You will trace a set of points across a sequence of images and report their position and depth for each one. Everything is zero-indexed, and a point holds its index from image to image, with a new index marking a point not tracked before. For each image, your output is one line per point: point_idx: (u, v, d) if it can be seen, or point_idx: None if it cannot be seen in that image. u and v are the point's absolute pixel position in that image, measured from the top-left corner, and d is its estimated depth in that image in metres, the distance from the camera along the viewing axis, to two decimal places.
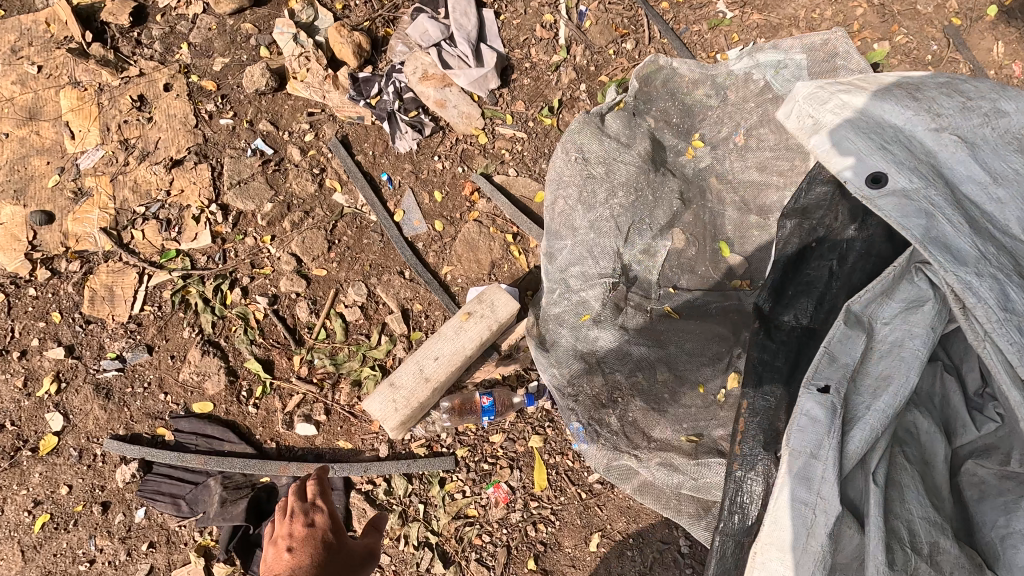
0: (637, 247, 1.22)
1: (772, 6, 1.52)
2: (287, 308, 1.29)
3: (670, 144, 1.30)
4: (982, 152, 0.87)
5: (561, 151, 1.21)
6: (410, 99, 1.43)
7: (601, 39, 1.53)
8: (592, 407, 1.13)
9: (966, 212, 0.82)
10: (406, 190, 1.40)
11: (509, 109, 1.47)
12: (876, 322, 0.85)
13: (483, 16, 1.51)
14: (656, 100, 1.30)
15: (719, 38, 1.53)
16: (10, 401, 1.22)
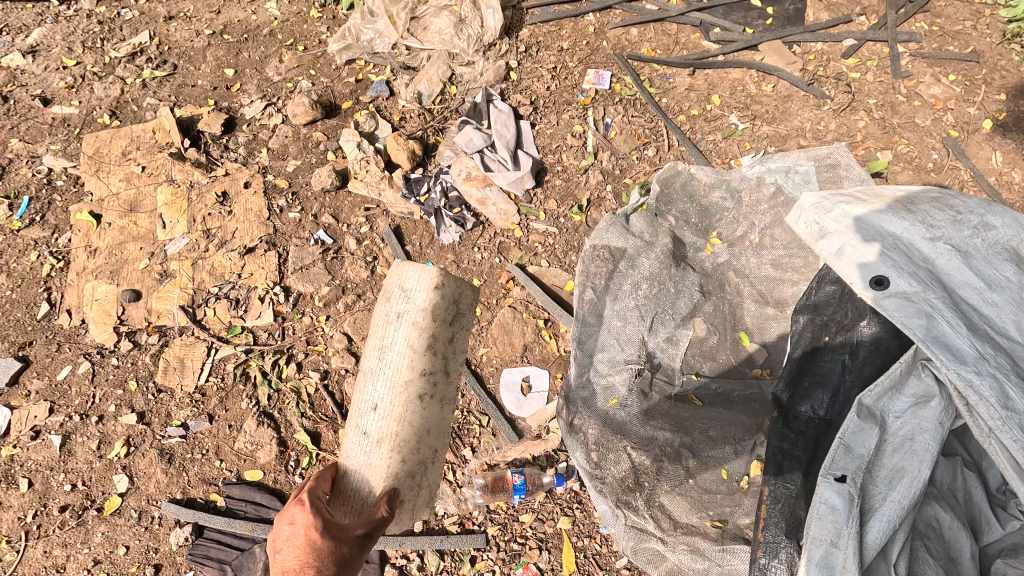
0: (660, 335, 1.33)
1: (780, 121, 1.83)
2: (336, 384, 1.42)
3: (688, 241, 1.45)
4: (972, 260, 0.97)
5: (591, 246, 1.34)
6: (456, 198, 1.64)
7: (624, 146, 1.75)
8: (620, 491, 1.16)
9: (966, 316, 0.90)
10: (448, 276, 1.57)
11: (543, 207, 1.64)
12: (887, 417, 0.90)
13: (521, 127, 1.77)
14: (677, 202, 1.47)
15: (731, 146, 1.79)
16: (84, 463, 1.34)
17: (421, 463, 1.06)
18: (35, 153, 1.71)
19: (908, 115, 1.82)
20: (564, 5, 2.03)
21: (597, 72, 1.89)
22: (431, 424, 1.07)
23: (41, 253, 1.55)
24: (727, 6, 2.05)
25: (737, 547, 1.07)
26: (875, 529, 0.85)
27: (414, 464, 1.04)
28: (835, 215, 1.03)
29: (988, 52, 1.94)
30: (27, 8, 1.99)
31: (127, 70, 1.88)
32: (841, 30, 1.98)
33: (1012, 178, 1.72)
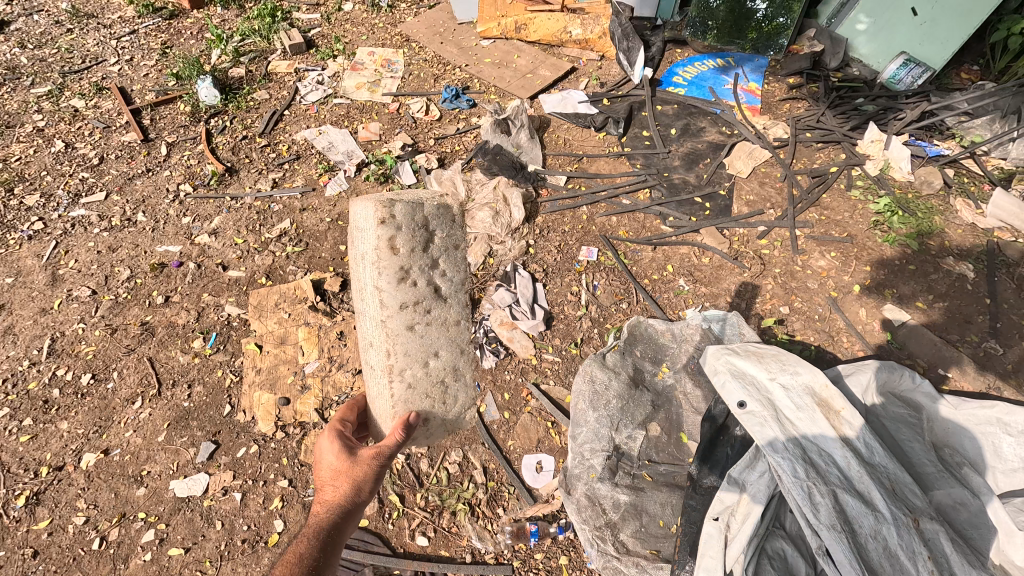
0: (625, 433, 2.04)
1: (713, 283, 2.67)
2: (415, 461, 2.12)
3: (647, 368, 2.25)
4: (792, 391, 1.73)
5: (581, 374, 2.13)
6: (493, 336, 2.46)
7: (606, 301, 2.61)
8: (595, 532, 1.84)
9: (782, 425, 1.67)
10: (487, 391, 2.32)
11: (550, 342, 2.46)
12: (744, 482, 1.63)
13: (536, 288, 2.62)
14: (641, 342, 2.31)
15: (679, 301, 2.62)
16: (254, 511, 2.03)
17: (431, 379, 1.67)
18: (219, 302, 2.61)
19: (803, 280, 2.67)
20: (566, 200, 3.01)
21: (588, 248, 2.79)
22: (426, 348, 1.66)
23: (224, 371, 2.38)
24: (678, 202, 3.03)
25: (665, 567, 1.76)
26: (734, 546, 1.54)
27: (423, 382, 1.66)
28: (721, 361, 1.89)
29: (860, 234, 2.85)
30: (210, 203, 3.04)
31: (276, 245, 2.84)
32: (756, 219, 2.93)
33: (875, 326, 2.50)
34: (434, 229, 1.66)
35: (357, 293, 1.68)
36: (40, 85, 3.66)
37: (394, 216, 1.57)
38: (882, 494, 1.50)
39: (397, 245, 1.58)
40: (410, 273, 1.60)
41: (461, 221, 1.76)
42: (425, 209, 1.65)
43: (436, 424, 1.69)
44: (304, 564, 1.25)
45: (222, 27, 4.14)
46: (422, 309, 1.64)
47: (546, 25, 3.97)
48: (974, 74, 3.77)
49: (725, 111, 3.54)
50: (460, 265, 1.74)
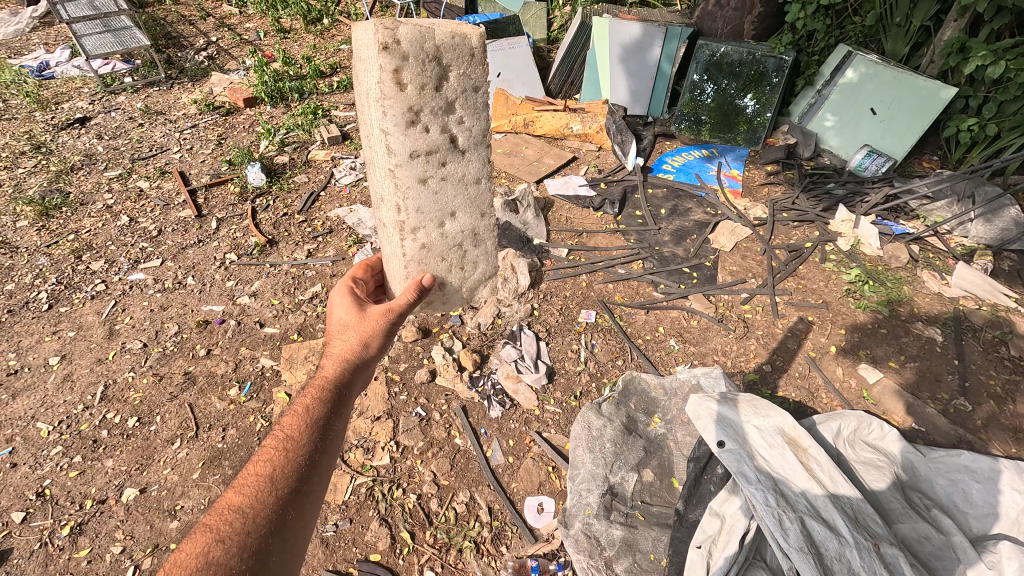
0: (619, 474, 2.25)
1: (701, 343, 2.95)
2: (425, 501, 2.30)
3: (641, 419, 2.46)
4: (765, 432, 2.03)
5: (580, 420, 2.37)
6: (500, 388, 2.70)
7: (604, 358, 2.87)
8: (591, 564, 1.98)
9: (756, 460, 1.93)
10: (493, 438, 2.53)
11: (552, 395, 2.70)
12: (724, 513, 1.86)
13: (540, 345, 2.91)
14: (635, 395, 2.54)
15: (670, 359, 2.87)
16: None
17: (446, 241, 1.86)
18: (255, 355, 2.92)
19: (784, 342, 2.94)
20: (568, 269, 3.37)
21: (587, 311, 3.10)
22: (440, 206, 1.78)
23: (257, 416, 2.64)
24: (668, 272, 3.39)
25: None
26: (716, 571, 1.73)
27: (438, 245, 1.85)
28: (705, 406, 2.10)
29: (835, 301, 3.15)
30: (252, 269, 3.44)
31: (308, 306, 3.20)
32: (738, 288, 3.26)
33: (851, 383, 2.72)
34: (448, 64, 1.55)
35: (367, 131, 1.66)
36: (111, 168, 4.19)
37: (399, 43, 1.42)
38: (844, 522, 1.77)
39: (404, 81, 1.49)
40: (420, 117, 1.58)
41: (482, 54, 1.61)
42: (436, 36, 1.49)
43: (450, 289, 1.99)
44: (311, 417, 1.38)
45: (270, 122, 4.79)
46: (436, 161, 1.69)
47: (551, 122, 4.59)
48: (934, 162, 4.22)
49: (708, 194, 4.01)
50: (479, 112, 1.71)
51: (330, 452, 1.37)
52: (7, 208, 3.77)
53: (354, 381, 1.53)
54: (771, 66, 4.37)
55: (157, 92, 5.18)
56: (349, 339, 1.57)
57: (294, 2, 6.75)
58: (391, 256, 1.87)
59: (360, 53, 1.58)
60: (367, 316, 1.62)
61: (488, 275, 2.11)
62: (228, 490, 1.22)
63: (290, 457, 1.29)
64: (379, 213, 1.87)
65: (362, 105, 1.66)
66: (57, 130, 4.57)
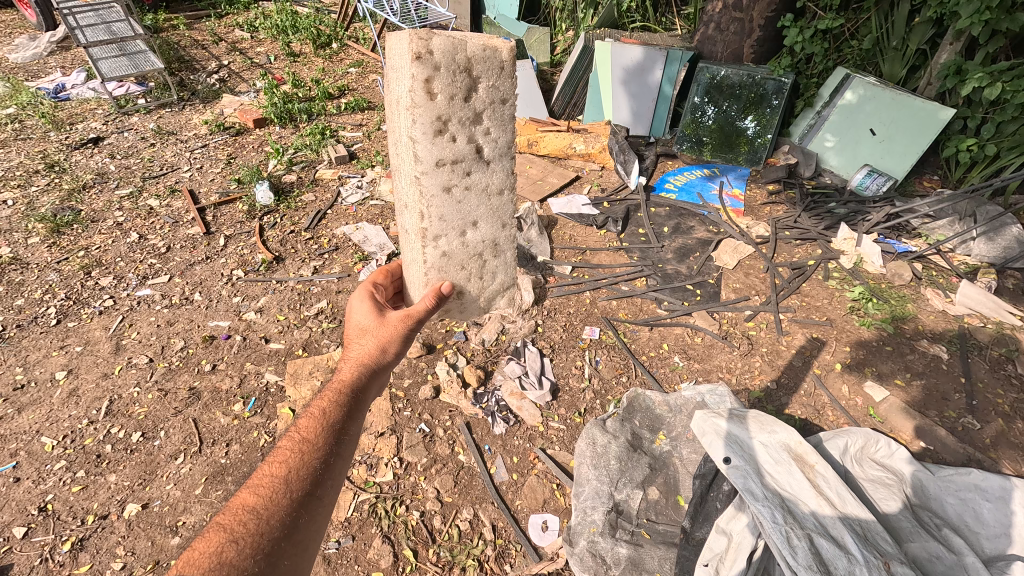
0: (624, 492, 2.23)
1: (705, 359, 2.94)
2: (429, 518, 2.27)
3: (646, 436, 2.44)
4: (771, 448, 2.03)
5: (584, 437, 2.36)
6: (504, 404, 2.69)
7: (608, 374, 2.87)
8: None
9: (762, 476, 1.93)
10: (497, 454, 2.51)
11: (556, 412, 2.69)
12: (731, 530, 1.85)
13: (544, 361, 2.91)
14: (639, 412, 2.53)
15: (675, 375, 2.86)
16: None
17: (467, 250, 1.87)
18: (260, 370, 2.93)
19: (789, 359, 2.94)
20: (572, 286, 3.39)
21: (591, 328, 3.11)
22: (462, 216, 1.80)
23: (260, 431, 2.64)
24: (672, 289, 3.40)
25: None
26: None
27: (459, 254, 1.86)
28: (711, 424, 2.10)
29: (839, 318, 3.15)
30: (258, 285, 3.47)
31: (314, 322, 3.22)
32: (742, 305, 3.27)
33: (857, 401, 2.71)
34: (478, 75, 1.59)
35: (396, 139, 1.71)
36: (122, 187, 4.27)
37: (432, 53, 1.47)
38: (853, 539, 1.76)
39: (435, 89, 1.53)
40: (448, 126, 1.61)
41: (511, 67, 1.64)
42: (468, 48, 1.53)
43: (469, 300, 1.99)
44: (328, 421, 1.44)
45: (279, 142, 4.89)
46: (461, 171, 1.72)
47: (554, 142, 4.65)
48: (935, 182, 4.26)
49: (711, 213, 4.05)
50: (506, 124, 1.74)
51: (343, 456, 1.43)
52: (19, 224, 3.83)
53: (370, 386, 1.59)
54: (771, 88, 4.47)
55: (169, 113, 5.30)
56: (368, 345, 1.65)
57: (304, 27, 6.94)
58: (412, 262, 1.90)
59: (393, 64, 1.62)
60: (386, 323, 1.68)
61: (508, 287, 2.10)
62: (243, 490, 1.27)
63: (306, 460, 1.35)
64: (402, 220, 1.90)
65: (392, 113, 1.71)
66: (70, 150, 4.66)
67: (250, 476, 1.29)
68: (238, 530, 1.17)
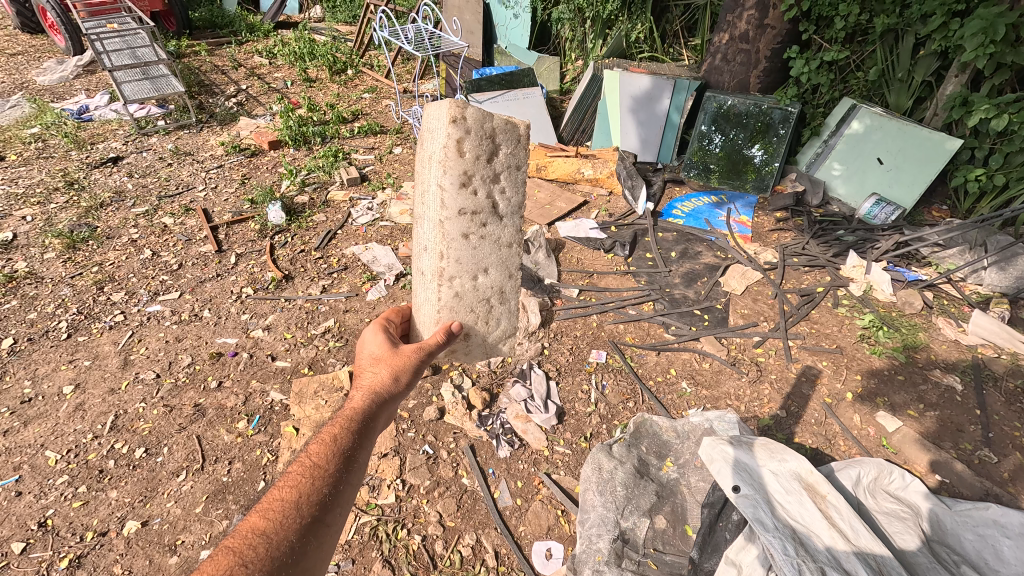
0: (630, 519, 2.19)
1: (713, 385, 2.91)
2: (430, 543, 2.23)
3: (654, 462, 2.40)
4: (781, 476, 2.00)
5: (590, 462, 2.33)
6: (509, 427, 2.66)
7: (614, 399, 2.83)
8: None
9: (772, 506, 1.89)
10: (501, 478, 2.47)
11: (561, 436, 2.66)
12: (740, 561, 1.80)
13: (550, 384, 2.88)
14: (646, 438, 2.49)
15: (682, 402, 2.83)
16: None
17: (477, 294, 1.86)
18: (265, 388, 2.92)
19: (799, 387, 2.89)
20: (579, 309, 3.39)
21: (598, 352, 3.09)
22: (476, 261, 1.82)
23: (263, 450, 2.62)
24: (679, 313, 3.39)
25: None
26: None
27: (470, 296, 1.86)
28: (719, 449, 2.07)
29: (849, 346, 3.12)
30: (267, 303, 3.49)
31: (320, 340, 3.23)
32: (751, 331, 3.25)
33: (869, 431, 2.66)
34: (501, 142, 1.70)
35: (423, 189, 1.80)
36: (138, 205, 4.35)
37: (465, 119, 1.61)
38: (867, 572, 1.70)
39: (464, 149, 1.65)
40: (472, 181, 1.70)
41: (528, 140, 1.76)
42: (494, 119, 1.67)
43: (475, 341, 1.94)
44: (338, 447, 1.43)
45: (293, 163, 4.99)
46: (479, 222, 1.77)
47: (563, 167, 4.72)
48: (944, 212, 4.26)
49: (718, 239, 4.05)
50: (521, 186, 1.80)
51: (351, 484, 1.41)
52: (37, 240, 3.91)
53: (380, 414, 1.58)
54: (777, 117, 4.52)
55: (187, 135, 5.44)
56: (380, 373, 1.64)
57: (321, 54, 7.16)
58: (424, 303, 1.90)
59: (427, 127, 1.76)
60: (399, 353, 1.70)
61: (512, 335, 2.03)
62: (251, 514, 1.25)
63: (316, 485, 1.33)
64: (419, 261, 1.94)
65: (419, 167, 1.81)
66: (90, 168, 4.78)
67: (259, 500, 1.28)
68: (247, 554, 1.15)
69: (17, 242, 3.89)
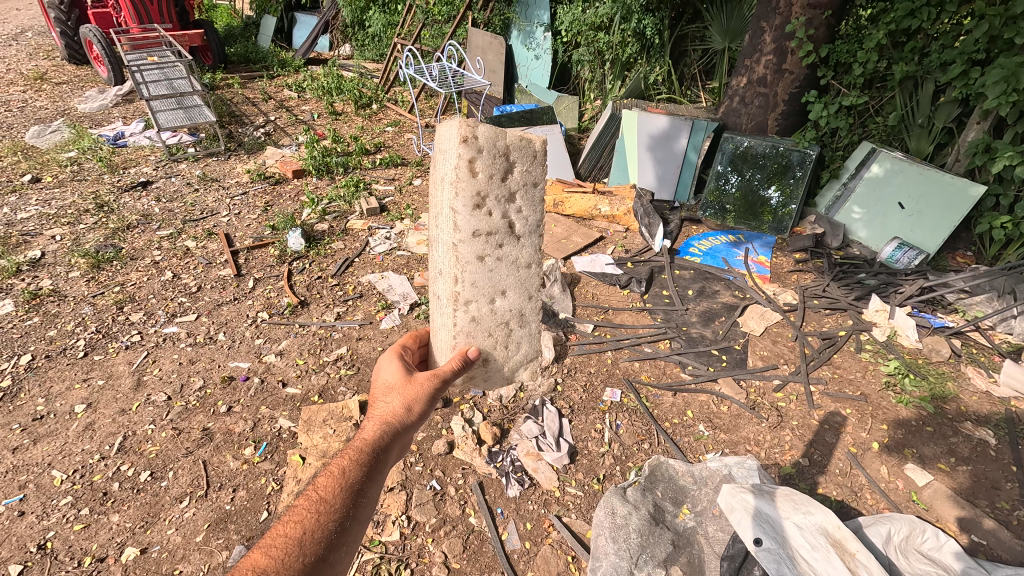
0: (644, 569, 2.08)
1: (732, 429, 2.81)
2: None
3: (669, 509, 2.31)
4: (807, 530, 1.91)
5: (603, 506, 2.25)
6: (519, 464, 2.59)
7: (629, 440, 2.75)
8: None
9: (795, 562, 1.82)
10: (509, 519, 2.39)
11: (573, 476, 2.57)
12: None
13: (562, 422, 2.81)
14: (662, 482, 2.40)
15: (700, 445, 2.74)
16: None
17: (495, 318, 1.85)
18: (274, 415, 2.90)
19: (821, 435, 2.79)
20: (594, 344, 3.34)
21: (613, 390, 3.02)
22: (493, 283, 1.80)
23: (268, 478, 2.58)
24: (696, 352, 3.33)
25: None
26: None
27: (487, 320, 1.84)
28: (739, 499, 2.01)
29: (873, 394, 3.01)
30: (281, 328, 3.50)
31: (332, 368, 3.21)
32: (771, 373, 3.17)
33: (898, 485, 2.54)
34: (515, 160, 1.68)
35: (437, 212, 1.79)
36: (163, 228, 4.46)
37: (477, 137, 1.59)
38: None
39: (477, 169, 1.63)
40: (486, 202, 1.68)
41: (545, 156, 1.72)
42: (508, 136, 1.65)
43: (494, 367, 1.92)
44: (346, 481, 1.39)
45: (315, 193, 5.09)
46: (495, 243, 1.75)
47: (580, 203, 4.76)
48: (968, 258, 4.18)
49: (736, 278, 4.01)
50: (538, 205, 1.78)
51: (359, 521, 1.37)
52: (63, 259, 4.01)
53: (392, 447, 1.54)
54: (795, 158, 4.53)
55: (215, 162, 5.62)
56: (392, 403, 1.60)
57: (348, 89, 7.43)
58: (441, 327, 1.89)
59: (439, 147, 1.75)
60: (412, 381, 1.65)
61: (533, 360, 2.02)
62: (254, 549, 1.21)
63: (322, 521, 1.30)
64: (434, 285, 1.93)
65: (432, 189, 1.81)
66: (121, 192, 4.93)
67: (262, 536, 1.25)
68: None
69: (44, 261, 3.99)
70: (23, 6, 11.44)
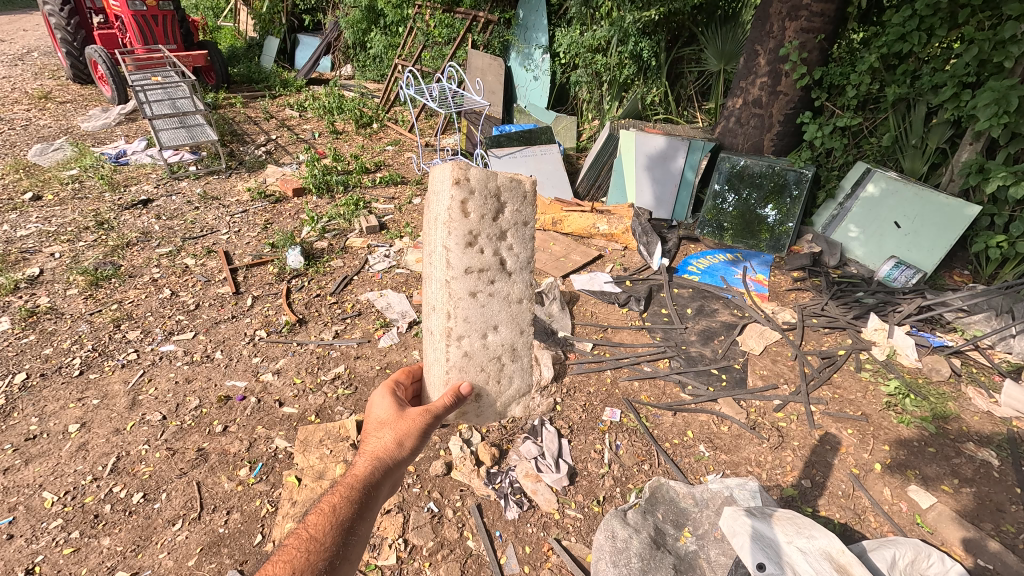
0: None
1: (733, 450, 2.79)
2: None
3: (670, 532, 2.27)
4: (810, 554, 1.86)
5: (603, 529, 2.21)
6: (517, 486, 2.56)
7: (629, 461, 2.72)
8: None
9: None
10: (508, 542, 2.35)
11: (573, 498, 2.54)
12: None
13: (562, 442, 2.78)
14: (662, 504, 2.37)
15: (701, 466, 2.71)
16: None
17: (487, 353, 1.84)
18: (270, 435, 2.87)
19: (822, 455, 2.77)
20: (592, 363, 3.33)
21: (612, 410, 3.00)
22: (485, 319, 1.80)
23: (263, 500, 2.54)
24: (696, 371, 3.32)
25: None
26: None
27: (480, 355, 1.83)
28: (740, 521, 2.02)
29: (874, 414, 2.99)
30: (279, 346, 3.48)
31: (329, 387, 3.19)
32: (770, 392, 3.16)
33: (902, 507, 2.51)
34: (506, 201, 1.69)
35: (431, 248, 1.80)
36: (163, 246, 4.46)
37: (469, 179, 1.62)
38: None
39: (469, 209, 1.65)
40: (478, 240, 1.69)
41: (535, 197, 1.73)
42: (499, 178, 1.66)
43: (486, 403, 1.91)
44: (337, 519, 1.39)
45: (315, 211, 5.11)
46: (486, 279, 1.76)
47: (578, 221, 4.79)
48: (965, 276, 4.20)
49: (734, 296, 4.02)
50: (530, 242, 1.78)
51: (350, 560, 1.36)
52: (61, 276, 4.00)
53: (383, 483, 1.53)
54: (791, 178, 4.59)
55: (216, 180, 5.65)
56: (385, 438, 1.58)
57: (349, 108, 7.51)
58: (434, 362, 1.88)
59: (433, 188, 1.77)
60: (405, 416, 1.64)
61: (525, 394, 2.00)
62: None
63: (311, 560, 1.29)
64: (428, 320, 1.93)
65: (426, 228, 1.82)
66: (121, 210, 4.94)
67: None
68: None
69: (42, 278, 3.98)
70: (30, 27, 11.57)
